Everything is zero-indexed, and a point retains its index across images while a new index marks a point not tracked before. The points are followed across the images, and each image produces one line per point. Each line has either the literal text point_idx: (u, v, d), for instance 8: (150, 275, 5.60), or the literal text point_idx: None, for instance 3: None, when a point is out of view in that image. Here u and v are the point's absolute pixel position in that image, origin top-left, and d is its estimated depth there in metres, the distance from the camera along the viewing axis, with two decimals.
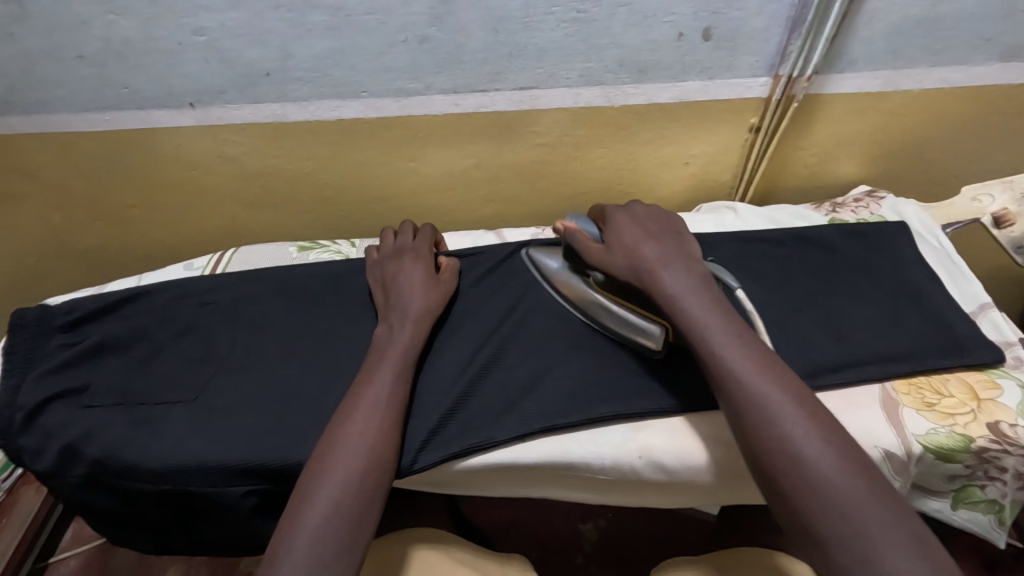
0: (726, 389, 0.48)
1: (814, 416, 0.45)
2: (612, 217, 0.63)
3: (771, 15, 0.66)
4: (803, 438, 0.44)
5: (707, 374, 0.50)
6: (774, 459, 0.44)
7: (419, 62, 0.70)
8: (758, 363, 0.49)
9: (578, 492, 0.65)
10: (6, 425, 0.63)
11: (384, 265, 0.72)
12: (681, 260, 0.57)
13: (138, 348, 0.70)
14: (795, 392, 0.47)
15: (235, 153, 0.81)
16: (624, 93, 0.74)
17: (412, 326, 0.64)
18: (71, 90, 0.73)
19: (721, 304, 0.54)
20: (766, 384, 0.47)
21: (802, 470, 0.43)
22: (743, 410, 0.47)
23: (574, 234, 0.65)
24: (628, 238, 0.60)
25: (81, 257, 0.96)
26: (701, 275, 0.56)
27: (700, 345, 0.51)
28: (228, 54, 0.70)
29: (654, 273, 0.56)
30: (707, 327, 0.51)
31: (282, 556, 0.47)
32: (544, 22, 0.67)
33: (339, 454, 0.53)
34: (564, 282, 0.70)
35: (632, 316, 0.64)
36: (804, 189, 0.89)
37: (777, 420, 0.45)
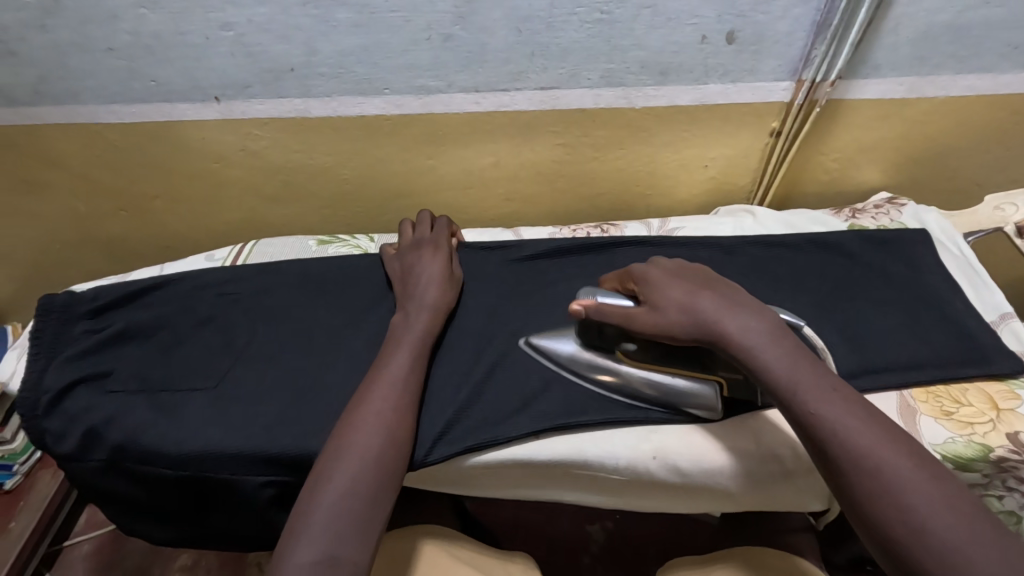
0: (831, 455, 0.45)
1: (934, 478, 0.43)
2: (650, 273, 0.58)
3: (796, 20, 0.66)
4: (926, 504, 0.41)
5: (804, 436, 0.47)
6: (899, 530, 0.41)
7: (442, 60, 0.71)
8: (862, 423, 0.45)
9: (589, 493, 0.65)
10: (28, 408, 0.64)
11: (404, 257, 0.73)
12: (748, 306, 0.53)
13: (161, 335, 0.71)
14: (905, 451, 0.44)
15: (258, 147, 0.82)
16: (645, 95, 0.75)
17: (427, 317, 0.65)
18: (100, 81, 0.74)
19: (802, 355, 0.50)
20: (877, 446, 0.44)
21: (936, 544, 0.40)
22: (853, 478, 0.44)
23: (601, 311, 0.58)
24: (679, 293, 0.55)
25: (103, 246, 0.97)
26: (774, 324, 0.52)
27: (794, 405, 0.47)
28: (254, 49, 0.71)
29: (723, 326, 0.51)
30: (798, 387, 0.47)
31: (302, 531, 0.48)
32: (567, 22, 0.67)
33: (358, 432, 0.54)
34: (586, 362, 0.63)
35: (680, 381, 0.61)
36: (823, 195, 0.88)
37: (897, 487, 0.42)
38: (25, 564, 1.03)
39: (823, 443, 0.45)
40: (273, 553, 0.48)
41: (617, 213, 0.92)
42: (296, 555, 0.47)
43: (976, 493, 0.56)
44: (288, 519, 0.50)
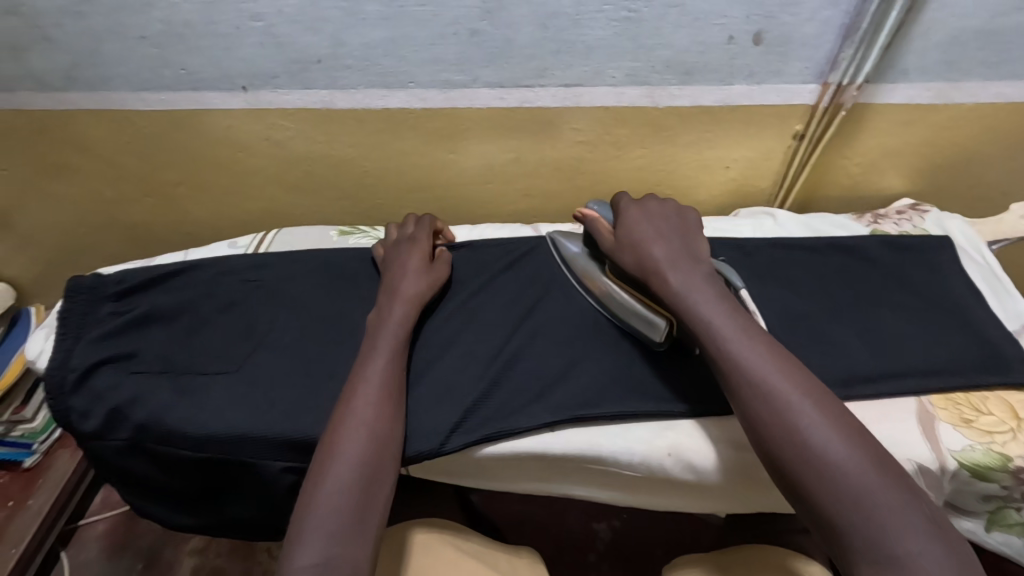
0: (737, 384, 0.50)
1: (825, 407, 0.47)
2: (623, 210, 0.65)
3: (825, 22, 0.66)
4: (809, 426, 0.46)
5: (715, 368, 0.52)
6: (785, 447, 0.46)
7: (468, 54, 0.71)
8: (766, 357, 0.50)
9: (603, 489, 0.65)
10: (55, 385, 0.66)
11: (388, 256, 0.74)
12: (687, 260, 0.59)
13: (184, 319, 0.72)
14: (805, 383, 0.48)
15: (282, 137, 0.83)
16: (668, 95, 0.75)
17: (403, 309, 0.66)
18: (131, 68, 0.76)
19: (725, 300, 0.55)
20: (776, 376, 0.49)
21: (813, 458, 0.44)
22: (751, 401, 0.48)
23: (591, 221, 0.66)
24: (638, 235, 0.62)
25: (128, 231, 0.99)
26: (704, 274, 0.57)
27: (709, 339, 0.52)
28: (283, 40, 0.71)
29: (661, 272, 0.58)
30: (714, 324, 0.53)
31: (303, 534, 0.49)
32: (594, 20, 0.67)
33: (346, 432, 0.55)
34: (577, 263, 0.72)
35: (639, 308, 0.64)
36: (844, 199, 0.88)
37: (787, 410, 0.47)
38: (42, 541, 1.05)
39: (728, 372, 0.50)
40: (280, 551, 0.49)
41: None
42: (302, 552, 0.48)
43: (995, 503, 0.59)
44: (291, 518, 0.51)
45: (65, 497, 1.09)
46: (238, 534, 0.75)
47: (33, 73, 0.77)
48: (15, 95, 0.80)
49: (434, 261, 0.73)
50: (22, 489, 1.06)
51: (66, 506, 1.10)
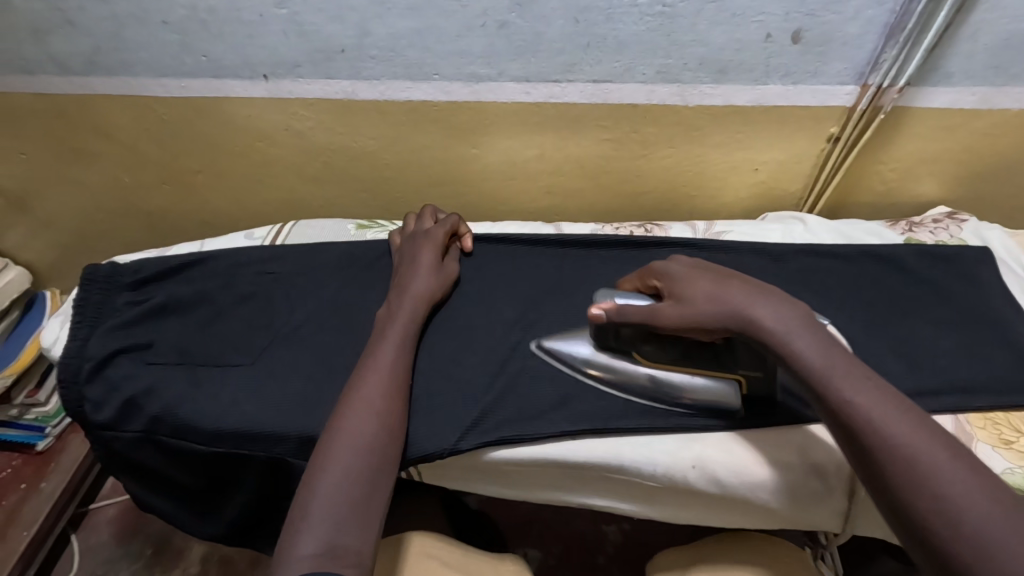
0: (866, 444, 0.43)
1: (974, 472, 0.40)
2: (674, 268, 0.57)
3: (868, 21, 0.64)
4: (964, 496, 0.39)
5: (834, 425, 0.45)
6: (939, 524, 0.39)
7: (495, 47, 0.70)
8: (896, 413, 0.43)
9: (622, 499, 0.63)
10: (70, 374, 0.65)
11: (402, 251, 0.72)
12: (780, 298, 0.51)
13: (199, 311, 0.71)
14: (944, 442, 0.42)
15: (303, 128, 0.82)
16: (700, 93, 0.73)
17: (412, 306, 0.65)
18: (152, 54, 0.74)
19: (834, 345, 0.48)
20: (912, 437, 0.42)
21: (979, 539, 0.37)
22: (887, 465, 0.41)
23: (626, 310, 0.57)
24: (706, 282, 0.54)
25: (145, 218, 0.98)
26: (803, 313, 0.50)
27: (825, 390, 0.45)
28: (307, 28, 0.70)
29: (749, 311, 0.50)
30: (829, 371, 0.46)
31: (301, 522, 0.48)
32: (628, 14, 0.65)
33: (349, 421, 0.54)
34: (602, 364, 0.62)
35: (700, 380, 0.60)
36: (876, 206, 0.85)
37: (933, 478, 0.40)
38: (53, 524, 1.05)
39: (854, 432, 0.43)
40: (278, 537, 0.48)
41: (660, 213, 0.89)
42: (301, 537, 0.47)
43: None
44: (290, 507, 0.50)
45: (71, 491, 1.08)
46: (248, 539, 0.75)
47: (55, 56, 0.76)
48: (37, 78, 0.79)
49: (447, 258, 0.72)
50: (35, 472, 1.08)
51: (71, 500, 1.09)
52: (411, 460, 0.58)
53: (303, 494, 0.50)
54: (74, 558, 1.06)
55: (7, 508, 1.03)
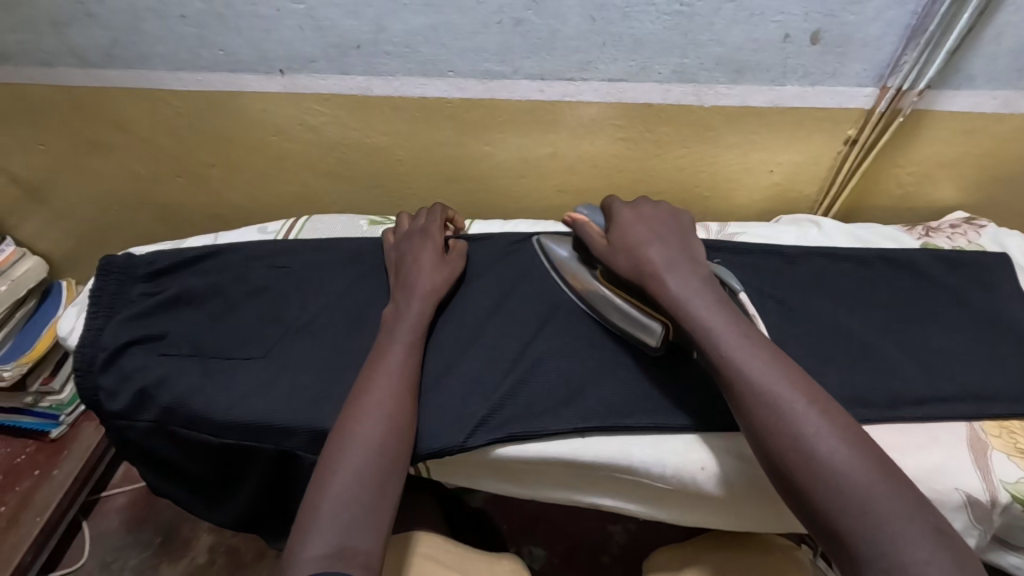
0: (739, 391, 0.48)
1: (828, 413, 0.46)
2: (616, 215, 0.63)
3: (889, 22, 0.63)
4: (817, 434, 0.45)
5: (717, 376, 0.51)
6: (795, 459, 0.45)
7: (510, 44, 0.70)
8: (769, 364, 0.49)
9: (631, 499, 0.63)
10: (85, 363, 0.66)
11: (398, 247, 0.72)
12: (687, 265, 0.57)
13: (213, 303, 0.72)
14: (808, 389, 0.47)
15: (317, 122, 0.82)
16: (716, 94, 0.72)
17: (421, 306, 0.64)
18: (169, 47, 0.75)
19: (724, 306, 0.54)
20: (780, 385, 0.47)
21: (828, 471, 0.43)
22: (755, 408, 0.47)
23: (584, 225, 0.65)
24: (633, 236, 0.60)
25: (159, 210, 0.99)
26: (704, 278, 0.56)
27: (709, 347, 0.51)
28: (323, 23, 0.70)
29: (658, 275, 0.56)
30: (713, 329, 0.51)
31: (310, 526, 0.48)
32: (644, 13, 0.65)
33: (359, 422, 0.54)
34: (568, 269, 0.70)
35: (635, 312, 0.62)
36: (892, 210, 0.84)
37: (792, 419, 0.46)
38: (65, 511, 1.06)
39: (731, 381, 0.49)
40: (289, 538, 0.49)
41: (673, 213, 0.89)
42: (311, 542, 0.47)
43: None
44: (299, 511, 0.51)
45: (80, 482, 1.09)
46: (260, 527, 0.76)
47: (74, 49, 0.77)
48: (56, 70, 0.80)
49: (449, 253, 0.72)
50: (49, 459, 1.10)
51: (81, 491, 1.10)
52: (424, 455, 0.59)
53: (312, 496, 0.50)
54: (85, 546, 1.08)
55: (21, 494, 1.05)
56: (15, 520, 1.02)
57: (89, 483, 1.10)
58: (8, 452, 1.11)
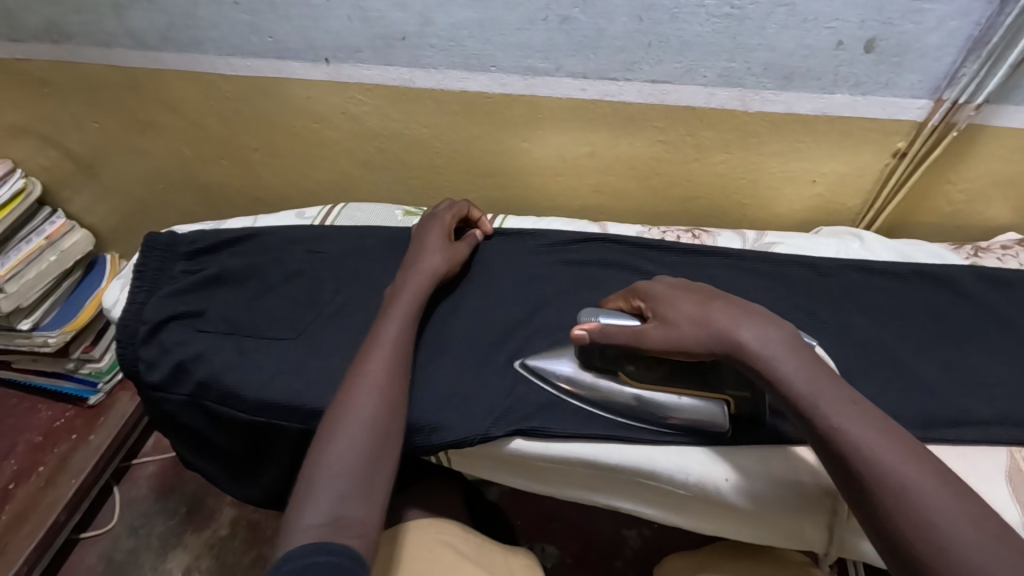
0: (858, 473, 0.43)
1: (959, 497, 0.41)
2: (656, 290, 0.58)
3: (949, 33, 0.61)
4: (957, 528, 0.39)
5: (824, 451, 0.45)
6: (931, 557, 0.39)
7: (556, 42, 0.69)
8: (884, 438, 0.43)
9: (651, 505, 0.63)
10: (127, 334, 0.69)
11: (413, 232, 0.74)
12: (824, 372, 0.48)
13: (250, 283, 0.74)
14: (932, 469, 0.42)
15: (358, 112, 0.83)
16: (762, 99, 0.71)
17: (418, 284, 0.65)
18: (222, 33, 0.77)
19: (824, 370, 0.48)
20: (902, 464, 0.42)
21: (978, 574, 0.37)
22: (876, 489, 0.42)
23: (607, 334, 0.57)
24: (686, 307, 0.54)
25: (200, 190, 1.02)
26: (794, 336, 0.50)
27: (815, 418, 0.45)
28: (372, 14, 0.71)
29: (736, 337, 0.50)
30: (818, 398, 0.46)
31: (308, 495, 0.49)
32: (694, 15, 0.64)
33: (356, 396, 0.55)
34: (588, 385, 0.61)
35: (687, 400, 0.59)
36: (939, 227, 0.82)
37: (926, 506, 0.40)
38: (100, 474, 1.10)
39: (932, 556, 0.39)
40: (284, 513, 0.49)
41: (709, 219, 0.88)
42: (307, 514, 0.47)
43: None
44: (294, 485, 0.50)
45: (113, 449, 1.13)
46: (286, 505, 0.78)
47: (132, 31, 0.80)
48: (114, 51, 0.83)
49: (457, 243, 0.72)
50: (86, 425, 1.14)
51: (114, 457, 1.14)
52: (441, 445, 0.60)
53: (309, 465, 0.51)
54: (116, 510, 1.12)
55: (59, 456, 1.10)
56: (53, 480, 1.06)
57: (122, 450, 1.14)
58: (50, 415, 1.16)
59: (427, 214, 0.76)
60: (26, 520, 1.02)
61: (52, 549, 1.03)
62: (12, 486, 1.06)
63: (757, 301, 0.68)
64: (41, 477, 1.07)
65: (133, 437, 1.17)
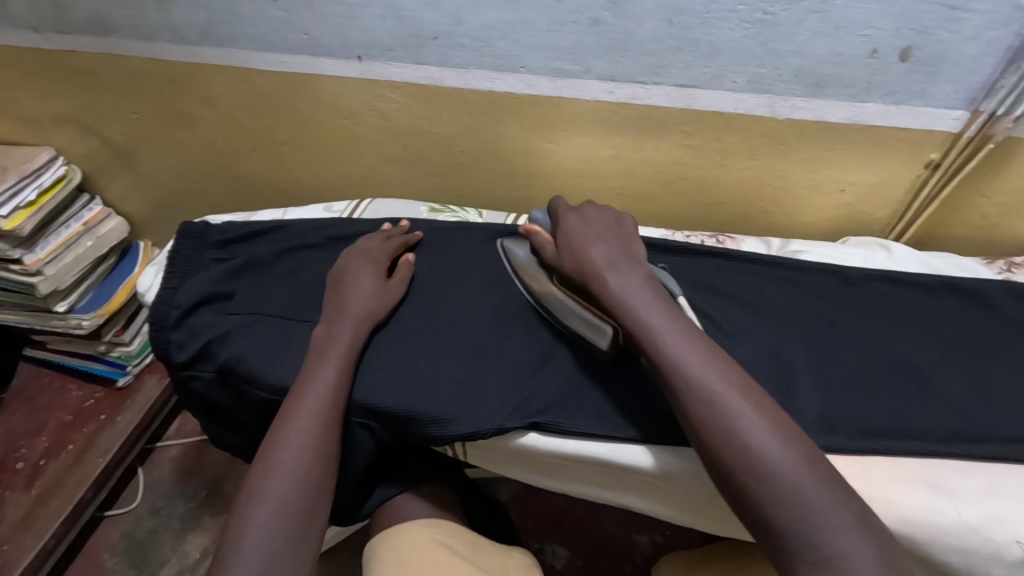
0: (676, 389, 0.49)
1: (758, 406, 0.47)
2: (568, 217, 0.65)
3: (988, 43, 0.60)
4: (754, 433, 0.45)
5: (656, 375, 0.51)
6: (730, 456, 0.45)
7: (584, 44, 0.70)
8: (706, 360, 0.50)
9: (662, 507, 0.63)
10: (159, 318, 0.71)
11: (343, 263, 0.71)
12: (666, 304, 0.55)
13: (276, 270, 0.77)
14: (741, 383, 0.48)
15: (387, 109, 0.85)
16: (791, 106, 0.70)
17: (354, 326, 0.65)
18: (258, 29, 0.79)
19: (668, 304, 0.55)
20: (715, 380, 0.48)
21: (765, 470, 0.43)
22: (691, 405, 0.48)
23: (534, 232, 0.67)
24: (577, 240, 0.62)
25: (230, 181, 1.05)
26: (646, 278, 0.58)
27: (651, 348, 0.51)
28: (403, 13, 0.72)
29: (601, 277, 0.57)
30: (655, 329, 0.52)
31: (234, 553, 0.49)
32: (724, 20, 0.64)
33: (284, 453, 0.55)
34: (526, 270, 0.68)
35: (586, 312, 0.61)
36: (970, 241, 0.80)
37: (728, 415, 0.46)
38: (125, 456, 1.13)
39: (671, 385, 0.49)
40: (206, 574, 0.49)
41: (734, 225, 0.87)
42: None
43: None
44: (217, 545, 0.51)
45: (140, 431, 1.16)
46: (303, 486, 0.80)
47: (172, 25, 0.82)
48: (154, 44, 0.85)
49: (391, 279, 0.71)
50: (114, 405, 1.18)
51: (139, 440, 1.17)
52: (454, 437, 0.60)
53: (238, 520, 0.52)
54: (138, 489, 1.16)
55: (87, 435, 1.13)
56: (81, 458, 1.10)
57: (148, 432, 1.18)
58: (80, 396, 1.20)
59: (357, 243, 0.74)
60: (54, 495, 1.05)
61: (78, 524, 1.06)
62: (42, 462, 1.10)
63: (779, 309, 0.68)
64: (70, 455, 1.11)
65: (158, 420, 1.21)
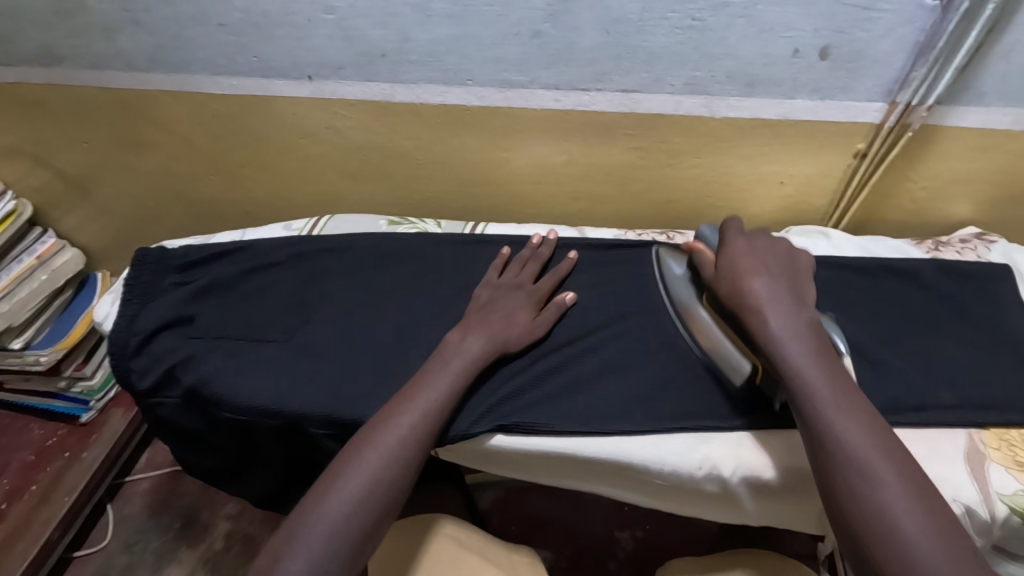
0: (825, 449, 0.50)
1: (914, 493, 0.47)
2: (740, 242, 0.65)
3: (899, 39, 0.65)
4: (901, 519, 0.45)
5: (804, 431, 0.52)
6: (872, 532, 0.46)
7: (529, 55, 0.73)
8: (861, 427, 0.50)
9: (632, 493, 0.66)
10: (119, 345, 0.71)
11: (496, 290, 0.71)
12: (829, 357, 0.55)
13: (238, 291, 0.77)
14: (894, 460, 0.48)
15: (342, 126, 0.86)
16: (727, 105, 0.74)
17: (483, 345, 0.64)
18: (209, 54, 0.80)
19: (830, 357, 0.55)
20: (869, 449, 0.49)
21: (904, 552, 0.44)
22: (841, 471, 0.48)
23: (699, 250, 0.68)
24: (743, 264, 0.63)
25: (188, 205, 1.04)
26: (811, 323, 0.58)
27: (807, 404, 0.52)
28: (353, 33, 0.74)
29: (761, 311, 0.58)
30: (810, 382, 0.53)
31: (304, 531, 0.51)
32: (658, 26, 0.67)
33: (380, 444, 0.56)
34: (679, 284, 0.70)
35: (728, 342, 0.63)
36: (904, 224, 0.86)
37: (877, 489, 0.47)
38: (92, 492, 1.11)
39: (823, 446, 0.50)
40: (272, 541, 0.52)
41: (686, 222, 0.91)
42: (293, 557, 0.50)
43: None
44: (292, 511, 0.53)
45: (107, 465, 1.13)
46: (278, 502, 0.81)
47: (120, 54, 0.82)
48: (103, 73, 0.85)
49: (540, 313, 0.70)
50: (79, 442, 1.15)
51: (107, 475, 1.14)
52: None
53: (316, 496, 0.53)
54: (109, 526, 1.13)
55: (52, 474, 1.10)
56: (46, 498, 1.07)
57: (115, 466, 1.15)
58: (42, 434, 1.16)
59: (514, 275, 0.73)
60: (19, 538, 1.02)
61: (46, 567, 1.03)
62: (5, 505, 1.06)
63: None
64: (33, 496, 1.07)
65: (125, 453, 1.18)
